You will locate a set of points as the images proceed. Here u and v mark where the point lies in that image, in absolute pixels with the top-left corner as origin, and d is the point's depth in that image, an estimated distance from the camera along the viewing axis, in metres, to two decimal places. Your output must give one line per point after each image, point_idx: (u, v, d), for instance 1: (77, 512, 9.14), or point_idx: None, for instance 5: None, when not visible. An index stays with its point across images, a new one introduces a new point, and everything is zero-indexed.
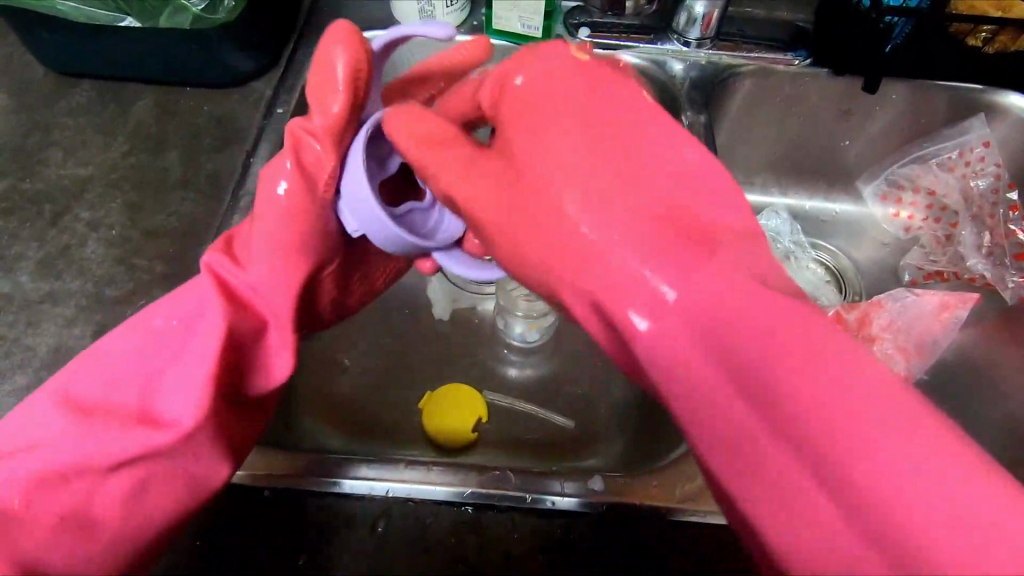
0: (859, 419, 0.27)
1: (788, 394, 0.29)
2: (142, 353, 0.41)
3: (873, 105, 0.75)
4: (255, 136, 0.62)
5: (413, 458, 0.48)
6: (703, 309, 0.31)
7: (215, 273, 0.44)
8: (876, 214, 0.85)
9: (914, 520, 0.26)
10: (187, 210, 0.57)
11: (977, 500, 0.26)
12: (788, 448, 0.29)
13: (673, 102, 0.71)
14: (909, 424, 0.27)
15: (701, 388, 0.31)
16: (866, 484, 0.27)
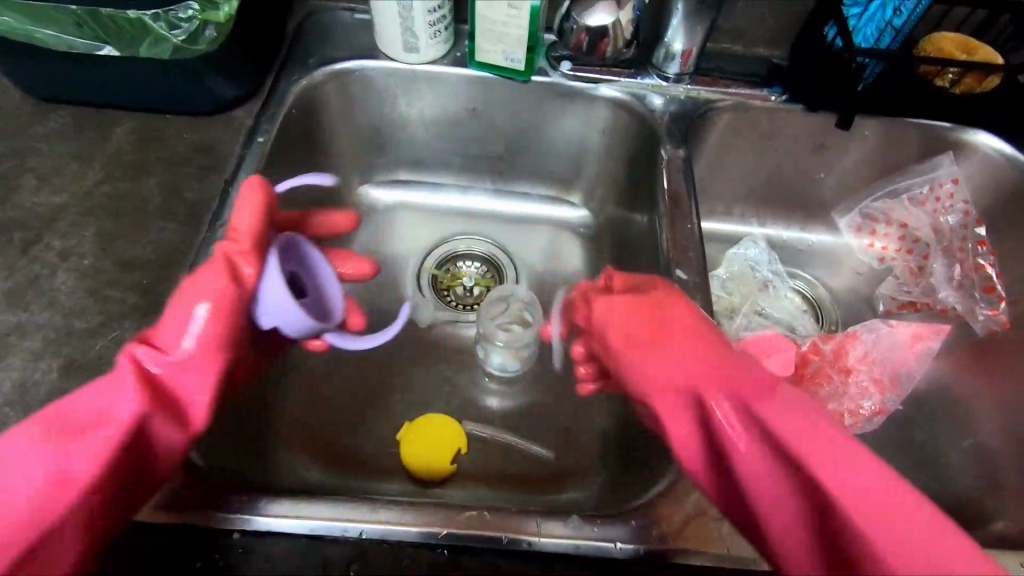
0: (825, 460, 0.40)
1: (803, 462, 0.41)
2: (61, 434, 0.38)
3: (846, 140, 0.77)
4: (234, 163, 0.62)
5: (393, 499, 0.47)
6: (752, 423, 0.44)
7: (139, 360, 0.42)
8: (851, 244, 0.86)
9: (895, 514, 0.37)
10: (163, 240, 0.57)
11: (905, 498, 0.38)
12: (807, 497, 0.40)
13: (653, 137, 0.72)
14: (850, 458, 0.40)
15: (773, 484, 0.41)
16: (847, 500, 0.38)
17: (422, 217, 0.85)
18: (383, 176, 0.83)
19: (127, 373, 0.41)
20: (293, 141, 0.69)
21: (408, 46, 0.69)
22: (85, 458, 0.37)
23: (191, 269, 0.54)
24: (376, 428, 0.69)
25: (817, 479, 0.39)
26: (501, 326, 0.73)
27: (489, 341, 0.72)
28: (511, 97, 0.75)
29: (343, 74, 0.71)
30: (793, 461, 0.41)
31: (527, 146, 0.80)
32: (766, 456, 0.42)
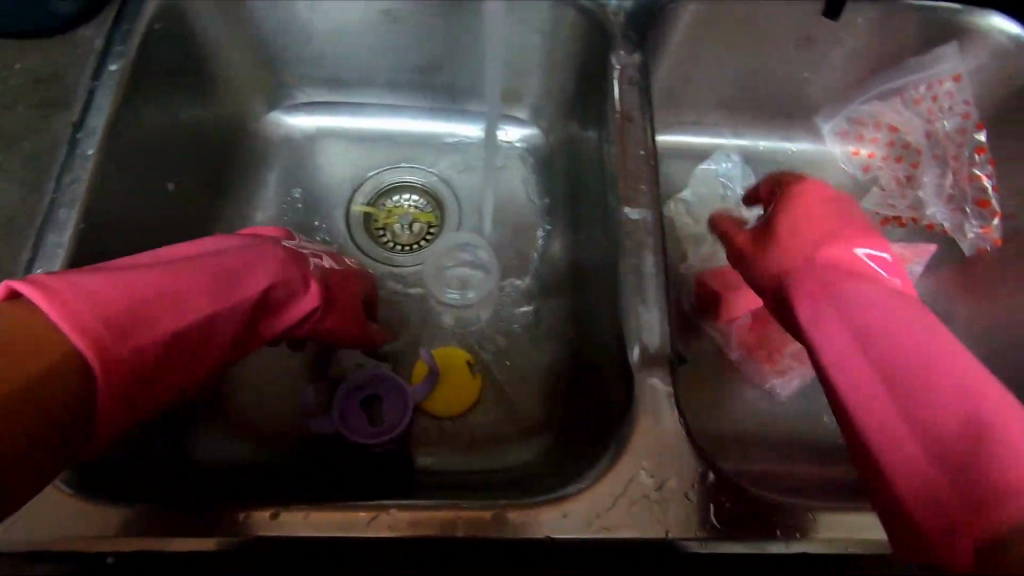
0: (905, 350, 0.39)
1: (889, 342, 0.40)
2: (234, 260, 0.44)
3: (835, 31, 0.65)
4: (84, 100, 0.50)
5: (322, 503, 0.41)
6: (916, 369, 0.38)
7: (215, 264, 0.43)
8: (835, 152, 0.76)
9: (919, 376, 0.38)
10: (4, 205, 0.47)
11: (925, 363, 0.39)
12: (881, 370, 0.39)
13: (605, 39, 0.60)
14: (947, 375, 0.37)
15: (915, 402, 0.37)
16: (909, 370, 0.39)
17: (346, 145, 0.73)
18: (294, 100, 0.71)
19: (196, 274, 0.41)
20: (161, 64, 0.56)
21: None
22: (242, 295, 0.43)
23: (37, 241, 0.45)
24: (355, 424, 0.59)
25: (869, 352, 0.41)
26: (449, 273, 0.69)
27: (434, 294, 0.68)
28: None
29: None
30: (887, 350, 0.40)
31: (458, 54, 0.67)
32: (903, 350, 0.39)
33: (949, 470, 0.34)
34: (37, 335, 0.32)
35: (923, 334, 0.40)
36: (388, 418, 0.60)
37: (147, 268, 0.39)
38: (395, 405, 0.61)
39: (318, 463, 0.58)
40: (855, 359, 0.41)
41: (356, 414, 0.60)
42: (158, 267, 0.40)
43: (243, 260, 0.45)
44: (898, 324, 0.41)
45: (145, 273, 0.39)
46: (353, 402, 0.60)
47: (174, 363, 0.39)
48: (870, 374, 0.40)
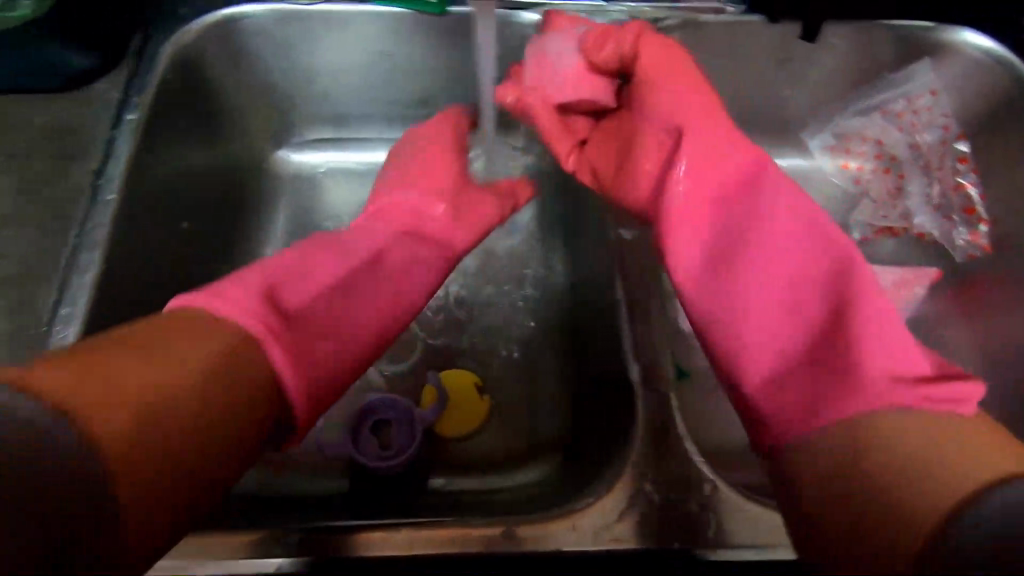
0: (772, 277, 0.44)
1: (741, 281, 0.45)
2: (354, 250, 0.50)
3: (813, 52, 0.68)
4: (103, 149, 0.53)
5: (343, 522, 0.42)
6: (761, 296, 0.44)
7: (300, 293, 0.44)
8: (825, 166, 0.79)
9: (748, 308, 0.44)
10: (30, 249, 0.49)
11: (773, 290, 0.44)
12: (715, 290, 0.46)
13: (595, 70, 0.62)
14: (792, 299, 0.43)
15: (752, 329, 0.43)
16: (739, 298, 0.45)
17: (349, 181, 0.75)
18: (298, 138, 0.74)
19: (290, 307, 0.42)
20: (175, 110, 0.59)
21: None
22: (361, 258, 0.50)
23: (64, 281, 0.48)
24: (368, 451, 0.61)
25: (743, 261, 0.46)
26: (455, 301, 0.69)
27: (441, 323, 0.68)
28: (427, 36, 0.65)
29: (228, 25, 0.61)
30: (730, 251, 0.47)
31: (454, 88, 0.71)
32: (791, 277, 0.44)
33: (810, 369, 0.40)
34: (151, 398, 0.31)
35: (789, 254, 0.45)
36: (398, 443, 0.61)
37: (308, 279, 0.45)
38: (404, 430, 0.62)
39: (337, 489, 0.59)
40: (701, 272, 0.47)
41: (368, 440, 0.61)
42: (317, 266, 0.46)
43: (330, 275, 0.46)
44: (787, 250, 0.45)
45: (303, 278, 0.45)
46: (364, 429, 0.62)
47: (305, 387, 0.40)
48: (731, 302, 0.45)
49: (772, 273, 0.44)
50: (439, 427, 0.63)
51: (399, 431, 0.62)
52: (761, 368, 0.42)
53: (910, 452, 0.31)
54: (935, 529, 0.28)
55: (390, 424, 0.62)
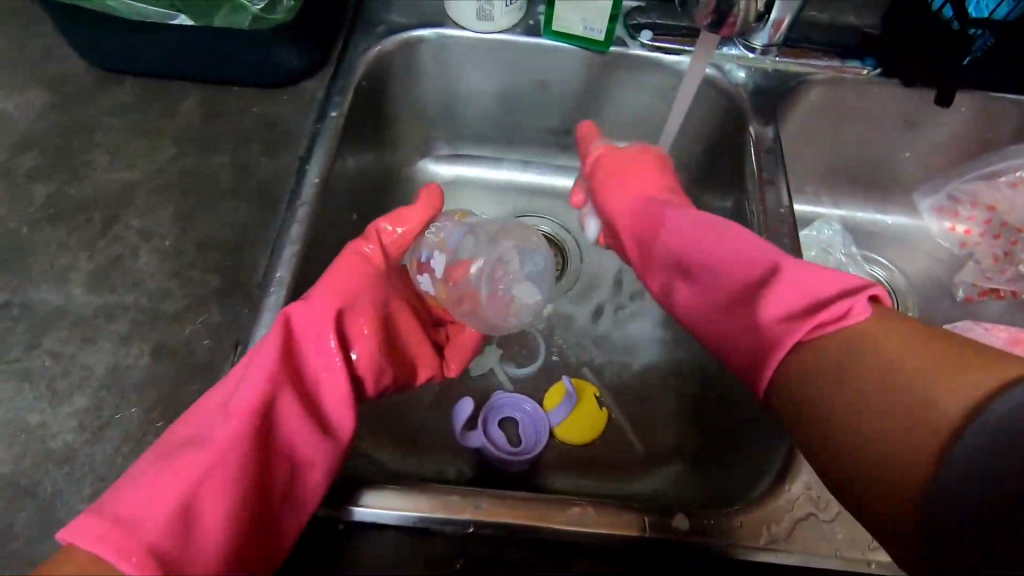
0: (716, 257, 0.49)
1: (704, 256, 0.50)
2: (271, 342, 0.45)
3: (940, 117, 0.72)
4: (308, 139, 0.60)
5: (375, 482, 0.45)
6: (719, 261, 0.49)
7: (224, 401, 0.42)
8: (932, 227, 0.82)
9: (710, 273, 0.49)
10: (242, 219, 0.55)
11: (727, 260, 0.48)
12: (694, 285, 0.51)
13: (740, 114, 0.67)
14: (745, 264, 0.47)
15: (708, 298, 0.49)
16: (704, 272, 0.50)
17: (484, 194, 0.82)
18: (441, 151, 0.80)
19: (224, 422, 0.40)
20: (360, 112, 0.65)
21: (482, 14, 0.66)
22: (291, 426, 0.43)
23: (274, 250, 0.53)
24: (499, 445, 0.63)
25: (696, 246, 0.51)
26: (582, 319, 0.73)
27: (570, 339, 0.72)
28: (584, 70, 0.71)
29: (413, 43, 0.68)
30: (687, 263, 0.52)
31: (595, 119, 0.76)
32: (729, 255, 0.48)
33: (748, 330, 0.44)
34: None
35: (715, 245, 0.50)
36: (528, 442, 0.64)
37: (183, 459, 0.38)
38: (534, 430, 0.64)
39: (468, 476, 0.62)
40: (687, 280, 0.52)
41: (497, 434, 0.64)
42: (201, 451, 0.39)
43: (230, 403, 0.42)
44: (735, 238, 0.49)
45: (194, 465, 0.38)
46: (495, 423, 0.64)
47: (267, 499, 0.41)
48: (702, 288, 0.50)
49: (727, 246, 0.49)
50: (564, 433, 0.66)
51: (528, 430, 0.65)
52: (723, 293, 0.48)
53: (857, 423, 0.36)
54: (927, 482, 0.32)
55: (519, 423, 0.65)
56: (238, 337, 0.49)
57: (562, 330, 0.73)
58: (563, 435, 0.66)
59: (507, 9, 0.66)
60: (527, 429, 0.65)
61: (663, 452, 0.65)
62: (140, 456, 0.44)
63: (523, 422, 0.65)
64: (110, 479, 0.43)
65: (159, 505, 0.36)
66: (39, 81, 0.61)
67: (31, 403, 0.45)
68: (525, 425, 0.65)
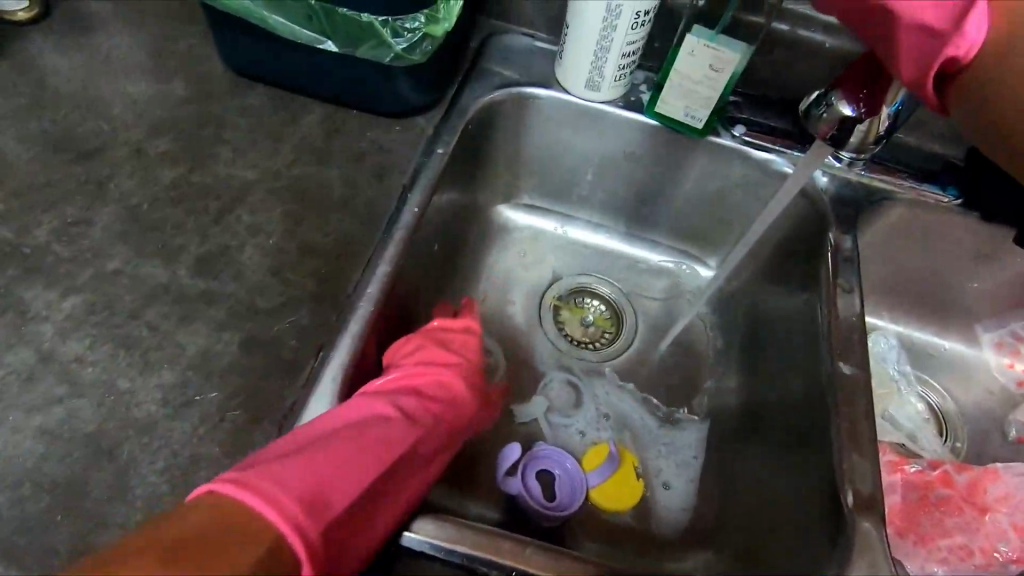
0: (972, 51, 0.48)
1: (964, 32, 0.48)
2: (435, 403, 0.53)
3: (1013, 255, 0.74)
4: (414, 169, 0.63)
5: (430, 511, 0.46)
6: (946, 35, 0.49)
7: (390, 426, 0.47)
8: (988, 359, 0.82)
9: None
10: (342, 232, 0.58)
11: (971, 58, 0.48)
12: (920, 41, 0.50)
13: (820, 217, 0.69)
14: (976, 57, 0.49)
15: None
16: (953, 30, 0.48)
17: (552, 248, 0.85)
18: (521, 200, 0.84)
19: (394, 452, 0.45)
20: (462, 153, 0.70)
21: (590, 84, 0.70)
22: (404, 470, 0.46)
23: (368, 266, 0.55)
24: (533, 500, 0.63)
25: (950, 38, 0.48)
26: (622, 388, 0.75)
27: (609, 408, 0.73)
28: (674, 149, 0.74)
29: (522, 97, 0.72)
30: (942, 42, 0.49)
31: (673, 197, 0.80)
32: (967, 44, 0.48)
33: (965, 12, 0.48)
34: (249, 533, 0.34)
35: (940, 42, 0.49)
36: (563, 501, 0.64)
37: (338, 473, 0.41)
38: (570, 490, 0.64)
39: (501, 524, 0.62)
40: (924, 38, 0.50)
41: (534, 489, 0.64)
42: (382, 467, 0.44)
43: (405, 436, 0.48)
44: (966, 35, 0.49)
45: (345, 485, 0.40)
46: (533, 476, 0.64)
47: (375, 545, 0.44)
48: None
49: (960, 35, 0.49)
50: (596, 497, 0.65)
51: (564, 489, 0.65)
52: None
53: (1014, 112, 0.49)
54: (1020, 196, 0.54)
55: (555, 481, 0.65)
56: (323, 342, 0.51)
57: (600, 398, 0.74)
58: (597, 499, 0.65)
59: (615, 83, 0.70)
60: (562, 488, 0.65)
61: (698, 538, 0.64)
62: (215, 440, 0.45)
63: (559, 481, 0.65)
64: (185, 457, 0.44)
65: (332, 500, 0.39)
66: (182, 75, 0.66)
67: (124, 369, 0.47)
68: (561, 483, 0.65)
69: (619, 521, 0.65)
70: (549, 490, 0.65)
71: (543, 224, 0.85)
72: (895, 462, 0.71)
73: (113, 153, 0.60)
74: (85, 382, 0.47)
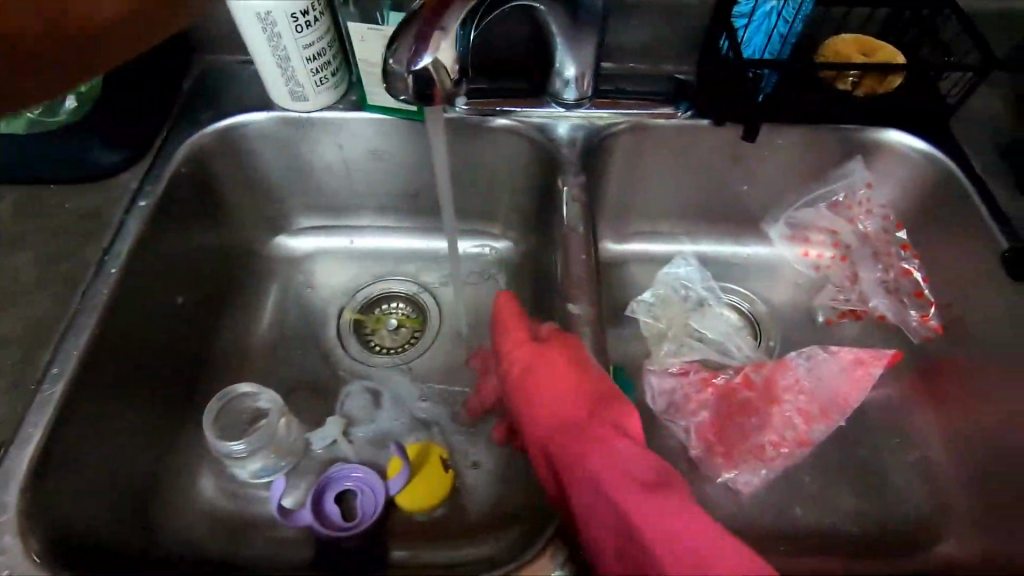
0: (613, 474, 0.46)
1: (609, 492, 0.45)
2: None
3: (760, 150, 0.75)
4: (115, 230, 0.61)
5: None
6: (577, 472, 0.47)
7: None
8: (786, 254, 0.83)
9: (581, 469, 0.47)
10: (36, 315, 0.56)
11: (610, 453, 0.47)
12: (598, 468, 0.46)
13: (556, 164, 0.70)
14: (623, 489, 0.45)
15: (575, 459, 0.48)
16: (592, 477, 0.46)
17: (341, 263, 0.82)
18: (295, 225, 0.81)
19: None
20: (184, 199, 0.67)
21: (295, 96, 0.68)
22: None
23: (60, 343, 0.53)
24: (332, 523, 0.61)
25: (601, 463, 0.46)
26: (430, 381, 0.73)
27: (420, 406, 0.71)
28: (408, 137, 0.73)
29: (234, 128, 0.70)
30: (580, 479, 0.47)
31: (437, 181, 0.78)
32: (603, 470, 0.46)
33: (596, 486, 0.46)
34: None
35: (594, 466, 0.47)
36: (365, 517, 0.61)
37: None
38: (370, 503, 0.63)
39: (295, 559, 0.60)
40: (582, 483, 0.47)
41: (331, 513, 0.62)
42: None
43: None
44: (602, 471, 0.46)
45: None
46: (329, 500, 0.62)
47: None
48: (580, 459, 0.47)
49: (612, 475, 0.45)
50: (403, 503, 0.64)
51: (365, 504, 0.63)
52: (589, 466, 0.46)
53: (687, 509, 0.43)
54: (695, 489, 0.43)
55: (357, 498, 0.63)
56: (6, 437, 0.48)
57: (409, 399, 0.72)
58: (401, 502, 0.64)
59: (321, 88, 0.68)
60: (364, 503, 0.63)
61: (505, 511, 0.64)
62: None
63: (360, 497, 0.63)
64: None
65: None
66: None
67: None
68: (363, 499, 0.63)
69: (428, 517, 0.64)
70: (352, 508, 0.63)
71: (328, 242, 0.82)
72: (700, 379, 0.71)
73: None
74: None
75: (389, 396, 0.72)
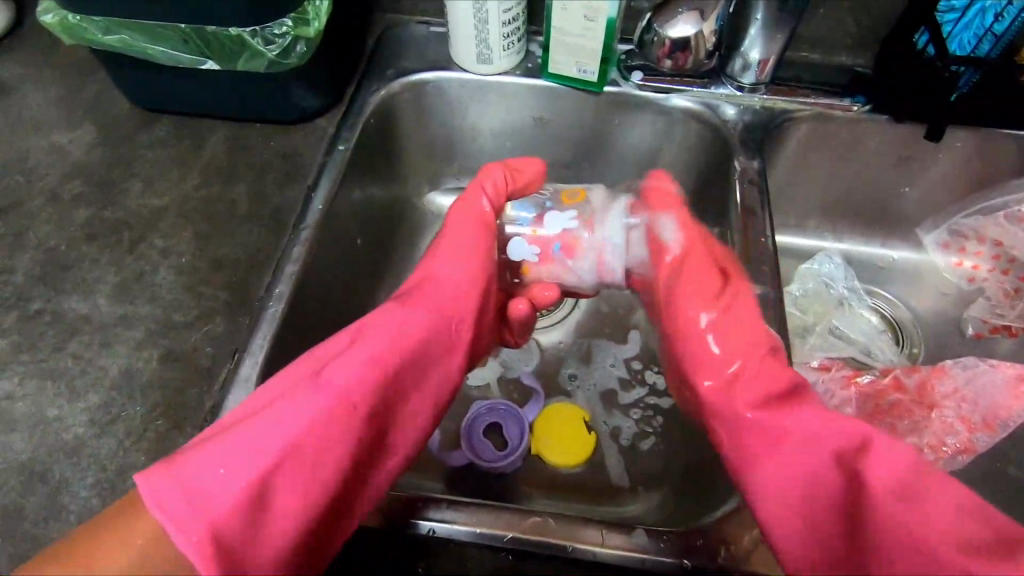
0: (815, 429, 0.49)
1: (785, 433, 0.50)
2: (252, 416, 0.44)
3: (936, 152, 0.73)
4: (317, 169, 0.65)
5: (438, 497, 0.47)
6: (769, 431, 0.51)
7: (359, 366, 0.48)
8: (937, 261, 0.81)
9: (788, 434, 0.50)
10: (251, 241, 0.61)
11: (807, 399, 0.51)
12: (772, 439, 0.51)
13: (726, 147, 0.70)
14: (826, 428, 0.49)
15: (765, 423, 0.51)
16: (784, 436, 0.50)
17: None
18: (446, 184, 0.84)
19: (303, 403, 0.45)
20: (369, 149, 0.72)
21: (481, 57, 0.70)
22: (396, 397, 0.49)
23: (277, 269, 0.58)
24: (487, 459, 0.65)
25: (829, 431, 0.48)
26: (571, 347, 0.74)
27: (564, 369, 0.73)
28: (579, 107, 0.75)
29: (418, 84, 0.73)
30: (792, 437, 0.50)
31: (596, 153, 0.80)
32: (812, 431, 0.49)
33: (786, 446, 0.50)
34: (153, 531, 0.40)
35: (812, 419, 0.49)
36: (515, 448, 0.66)
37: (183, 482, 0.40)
38: (518, 439, 0.67)
39: (454, 493, 0.64)
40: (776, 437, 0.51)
41: (485, 448, 0.66)
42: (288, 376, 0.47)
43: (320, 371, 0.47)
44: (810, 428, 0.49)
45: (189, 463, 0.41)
46: (481, 435, 0.67)
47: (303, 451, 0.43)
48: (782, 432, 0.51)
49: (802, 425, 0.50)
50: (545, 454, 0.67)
51: (512, 440, 0.67)
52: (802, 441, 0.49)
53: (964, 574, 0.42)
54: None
55: (505, 435, 0.68)
56: (237, 346, 0.54)
57: (550, 361, 0.74)
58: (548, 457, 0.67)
59: (506, 52, 0.71)
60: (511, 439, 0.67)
61: (649, 478, 0.66)
62: (140, 451, 0.49)
63: (507, 434, 0.67)
64: (112, 469, 0.48)
65: (224, 491, 0.40)
66: (93, 120, 0.69)
67: (51, 399, 0.52)
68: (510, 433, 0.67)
69: (573, 476, 0.67)
70: (501, 442, 0.67)
71: None
72: (847, 378, 0.69)
73: (28, 205, 0.63)
74: (17, 414, 0.51)
75: (532, 358, 0.74)
